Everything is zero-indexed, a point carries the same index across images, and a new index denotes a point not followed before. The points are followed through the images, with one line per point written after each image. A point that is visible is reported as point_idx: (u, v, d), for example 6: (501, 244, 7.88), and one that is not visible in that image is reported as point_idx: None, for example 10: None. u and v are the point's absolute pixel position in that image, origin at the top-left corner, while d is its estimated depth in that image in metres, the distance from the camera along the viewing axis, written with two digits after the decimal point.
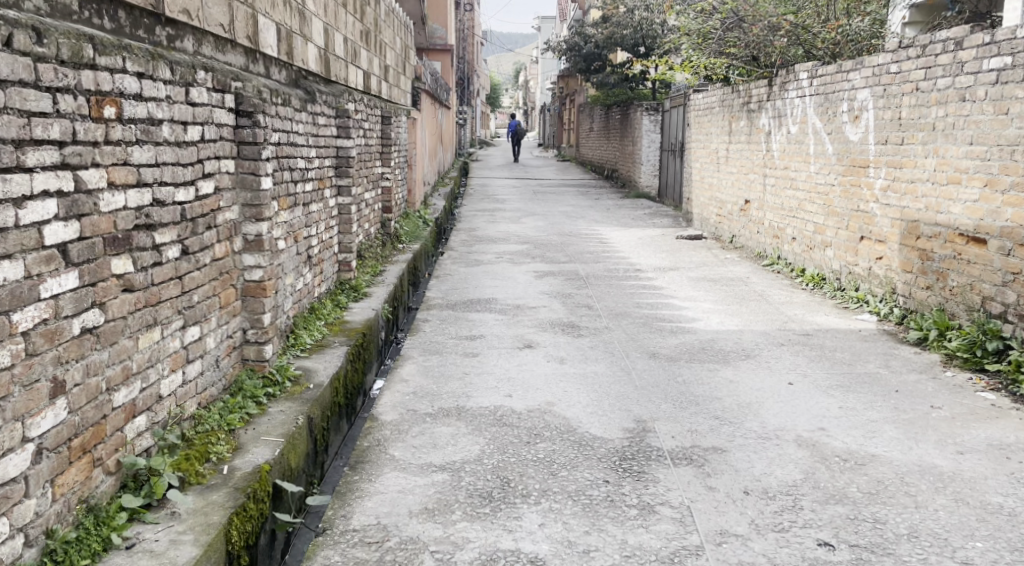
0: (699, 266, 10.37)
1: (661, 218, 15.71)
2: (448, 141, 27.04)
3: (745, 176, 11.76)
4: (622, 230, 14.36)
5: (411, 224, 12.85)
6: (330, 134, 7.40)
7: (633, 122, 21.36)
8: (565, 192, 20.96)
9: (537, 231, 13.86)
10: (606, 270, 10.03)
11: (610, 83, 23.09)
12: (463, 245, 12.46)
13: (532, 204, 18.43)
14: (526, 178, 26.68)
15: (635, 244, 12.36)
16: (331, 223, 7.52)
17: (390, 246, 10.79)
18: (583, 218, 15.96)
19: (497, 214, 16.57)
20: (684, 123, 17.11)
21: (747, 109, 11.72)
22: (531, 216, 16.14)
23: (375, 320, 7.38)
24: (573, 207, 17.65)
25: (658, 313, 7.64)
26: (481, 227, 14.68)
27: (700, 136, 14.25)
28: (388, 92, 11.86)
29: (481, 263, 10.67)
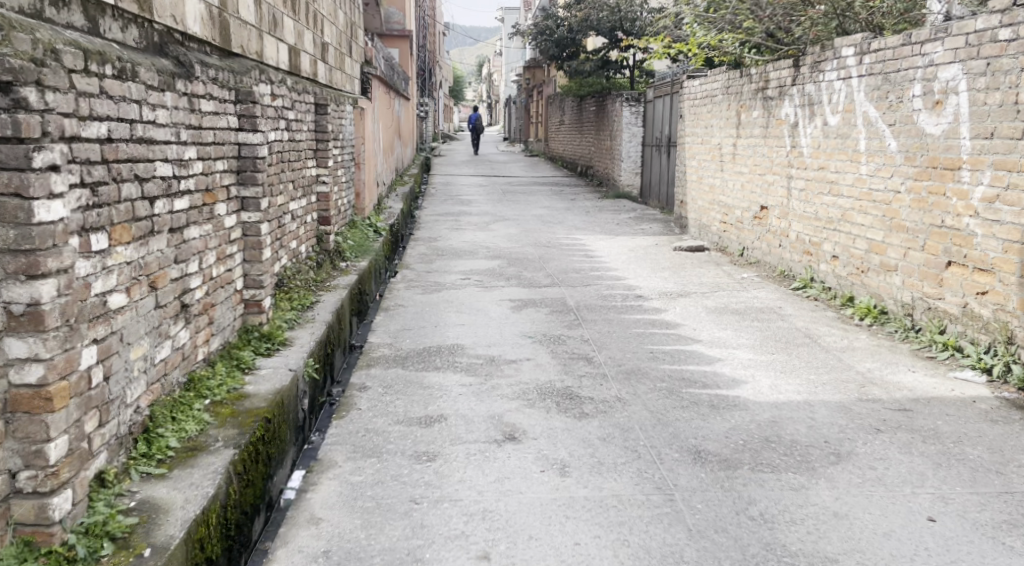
0: (715, 290, 8.34)
1: (650, 224, 13.67)
2: (407, 135, 24.88)
3: (759, 177, 9.74)
4: (607, 239, 12.30)
5: (358, 236, 10.69)
6: (222, 125, 5.23)
7: (611, 115, 19.26)
8: (536, 193, 18.87)
9: (508, 243, 11.76)
10: (599, 299, 7.99)
11: (585, 70, 20.96)
12: (421, 261, 10.35)
13: (502, 207, 16.34)
14: (492, 175, 24.53)
15: (628, 258, 10.33)
16: (227, 251, 5.37)
17: (329, 269, 8.63)
18: (560, 224, 13.88)
19: (461, 219, 14.45)
20: (675, 114, 15.08)
21: (762, 96, 9.69)
22: (500, 222, 14.03)
23: (291, 388, 5.24)
24: (547, 211, 15.56)
25: (682, 372, 5.60)
26: (442, 237, 12.55)
27: (698, 130, 12.20)
28: (326, 75, 9.69)
29: (443, 289, 8.57)
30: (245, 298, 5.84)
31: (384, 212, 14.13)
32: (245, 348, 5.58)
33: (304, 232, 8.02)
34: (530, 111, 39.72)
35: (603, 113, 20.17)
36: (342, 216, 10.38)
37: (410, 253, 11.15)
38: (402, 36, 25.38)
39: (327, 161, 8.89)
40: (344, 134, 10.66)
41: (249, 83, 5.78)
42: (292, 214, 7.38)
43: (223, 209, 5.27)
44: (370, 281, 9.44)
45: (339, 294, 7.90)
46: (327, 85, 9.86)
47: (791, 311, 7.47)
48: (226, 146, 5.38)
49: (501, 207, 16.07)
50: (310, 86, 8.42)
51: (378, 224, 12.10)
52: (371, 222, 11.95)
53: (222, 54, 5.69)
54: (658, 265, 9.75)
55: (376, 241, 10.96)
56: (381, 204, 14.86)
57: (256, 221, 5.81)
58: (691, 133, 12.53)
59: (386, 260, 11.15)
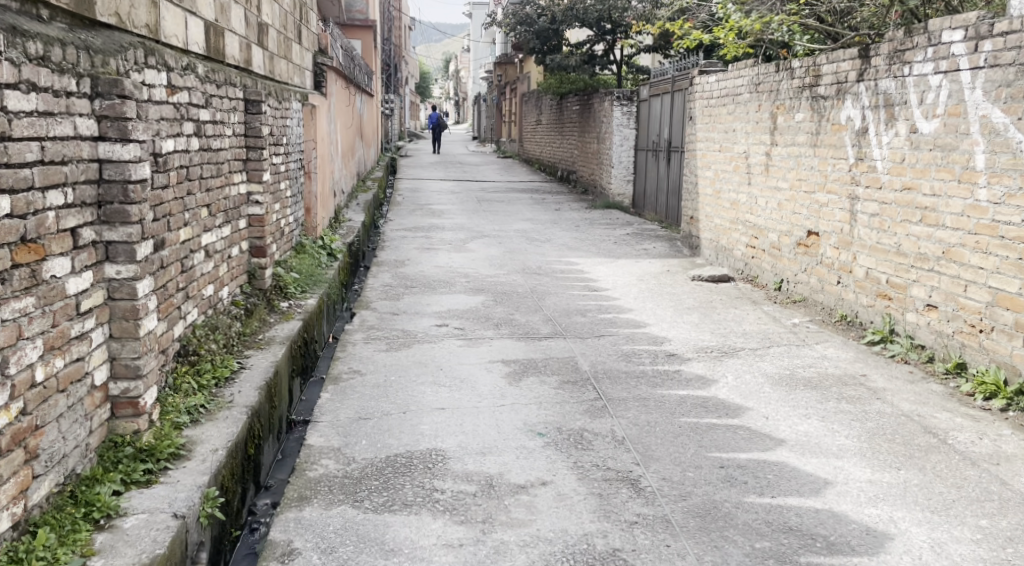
0: (767, 344, 6.46)
1: (653, 243, 11.76)
2: (371, 135, 22.88)
3: (806, 194, 7.87)
4: (607, 264, 10.40)
5: (307, 264, 8.70)
6: (55, 135, 3.37)
7: (599, 116, 17.31)
8: (515, 203, 16.93)
9: (490, 270, 9.82)
10: (619, 361, 6.09)
11: (570, 65, 18.72)
12: (385, 296, 8.38)
13: (479, 220, 14.39)
14: (464, 179, 22.53)
15: (641, 292, 8.45)
16: (68, 333, 3.43)
17: (261, 321, 6.64)
18: (548, 243, 11.94)
19: (433, 237, 12.48)
20: (679, 114, 13.17)
21: (810, 96, 7.81)
22: (478, 240, 12.07)
23: (171, 556, 3.27)
24: (531, 226, 13.61)
25: (781, 510, 3.71)
26: (411, 261, 10.58)
27: (714, 136, 10.32)
28: (262, 64, 7.69)
29: (413, 342, 6.61)
30: (110, 393, 3.85)
31: (341, 232, 12.14)
32: (106, 481, 3.60)
33: (224, 273, 6.03)
34: (502, 109, 37.69)
35: (589, 113, 18.21)
36: (284, 244, 8.40)
37: (373, 283, 9.18)
38: (365, 27, 23.48)
39: (260, 170, 6.88)
40: (289, 139, 8.67)
41: (121, 66, 3.86)
42: (201, 251, 5.38)
43: (57, 268, 3.35)
44: (315, 329, 7.47)
45: (273, 356, 5.92)
46: (264, 77, 7.85)
47: (880, 379, 5.60)
48: (69, 166, 3.47)
49: (477, 221, 14.11)
50: (235, 74, 6.40)
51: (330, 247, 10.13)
52: (321, 245, 9.98)
53: (81, 22, 3.79)
54: (681, 304, 7.86)
55: (328, 271, 8.96)
56: (339, 221, 12.89)
57: (129, 277, 3.82)
58: (705, 137, 10.62)
59: (339, 294, 9.16)
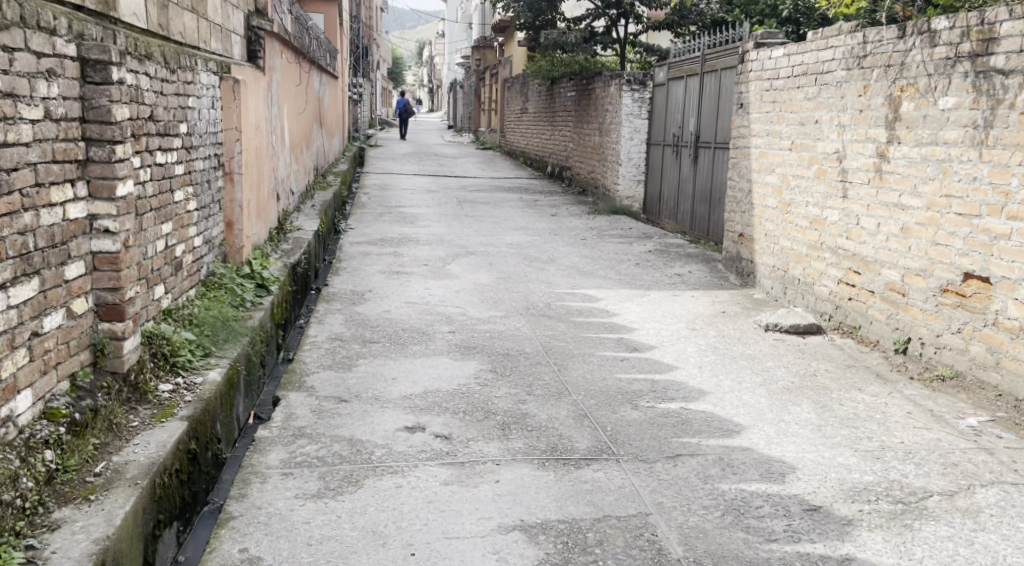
0: (957, 478, 3.86)
1: (689, 266, 9.17)
2: (334, 127, 20.24)
3: (957, 217, 5.29)
4: (636, 299, 7.79)
5: (209, 318, 6.04)
6: None
7: (602, 103, 14.69)
8: (503, 209, 14.30)
9: (481, 312, 7.19)
10: (727, 524, 3.48)
11: (568, 43, 15.94)
12: (330, 362, 5.72)
13: (459, 231, 11.74)
14: (441, 175, 19.82)
15: (700, 357, 5.83)
16: None
17: (94, 439, 3.93)
18: (550, 265, 9.32)
19: (403, 256, 9.82)
20: (713, 101, 10.56)
21: (970, 71, 5.16)
22: (461, 261, 9.42)
23: None
24: (525, 241, 10.99)
25: None
26: (372, 295, 7.92)
27: (781, 130, 7.66)
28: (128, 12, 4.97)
29: (368, 472, 3.95)
30: None
31: (278, 253, 9.45)
32: None
33: (12, 372, 3.52)
34: (481, 97, 34.95)
35: (589, 101, 15.59)
36: (169, 289, 5.71)
37: (316, 335, 6.50)
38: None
39: (107, 175, 4.20)
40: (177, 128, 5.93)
41: None
42: None
43: None
44: (208, 431, 4.79)
45: (92, 530, 3.34)
46: (127, 29, 5.12)
47: None
48: None
49: (458, 234, 11.46)
50: (48, 13, 3.76)
51: (255, 283, 7.45)
52: (241, 279, 7.29)
53: None
54: (772, 381, 5.24)
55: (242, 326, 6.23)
56: (278, 236, 10.19)
57: None
58: (766, 130, 7.99)
59: (261, 354, 6.49)
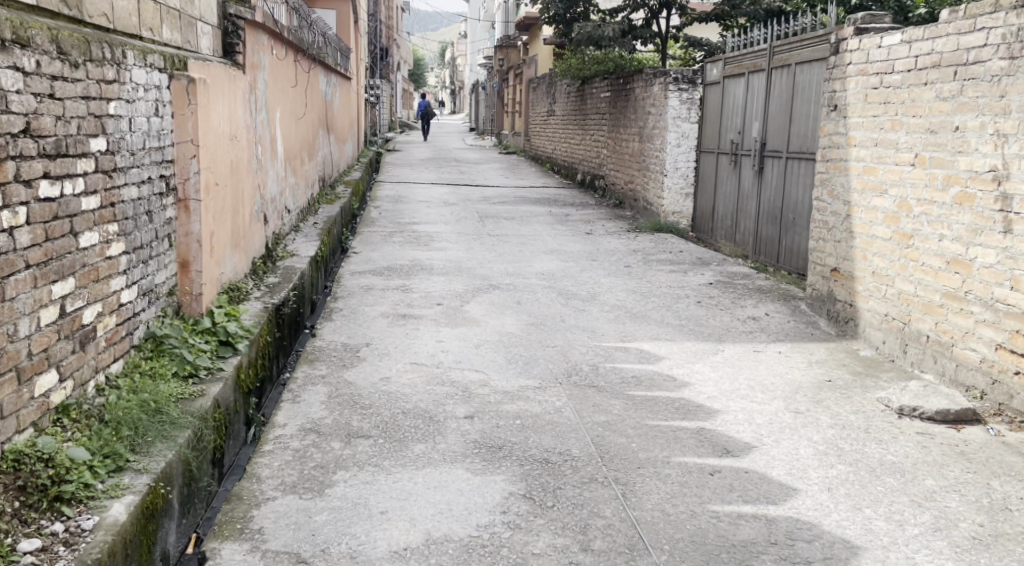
0: None
1: (764, 306, 7.44)
2: (346, 133, 18.61)
3: None
4: (708, 356, 6.07)
5: (133, 408, 4.38)
6: None
7: (643, 104, 13.01)
8: (531, 227, 12.63)
9: (509, 381, 5.52)
10: None
11: (605, 36, 13.78)
12: (291, 480, 4.03)
13: (482, 257, 10.07)
14: (461, 184, 18.19)
15: (823, 466, 4.11)
16: None
17: None
18: (591, 305, 7.64)
19: (413, 292, 8.16)
20: (785, 101, 8.80)
21: None
22: (483, 301, 7.73)
23: None
24: (559, 270, 9.31)
25: None
26: (370, 351, 6.25)
27: (895, 139, 5.88)
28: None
29: None
30: None
31: (258, 291, 7.78)
32: None
33: None
34: (504, 98, 33.31)
35: (628, 101, 13.89)
36: (68, 376, 4.07)
37: (287, 422, 4.84)
38: None
39: None
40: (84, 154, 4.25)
41: None
42: None
43: None
44: None
45: None
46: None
47: None
48: None
49: (479, 261, 9.80)
50: None
51: (214, 343, 5.77)
52: (194, 338, 5.62)
53: None
54: (947, 522, 3.59)
55: (177, 416, 4.53)
56: (262, 268, 8.53)
57: None
58: (873, 139, 6.16)
59: (212, 448, 4.83)
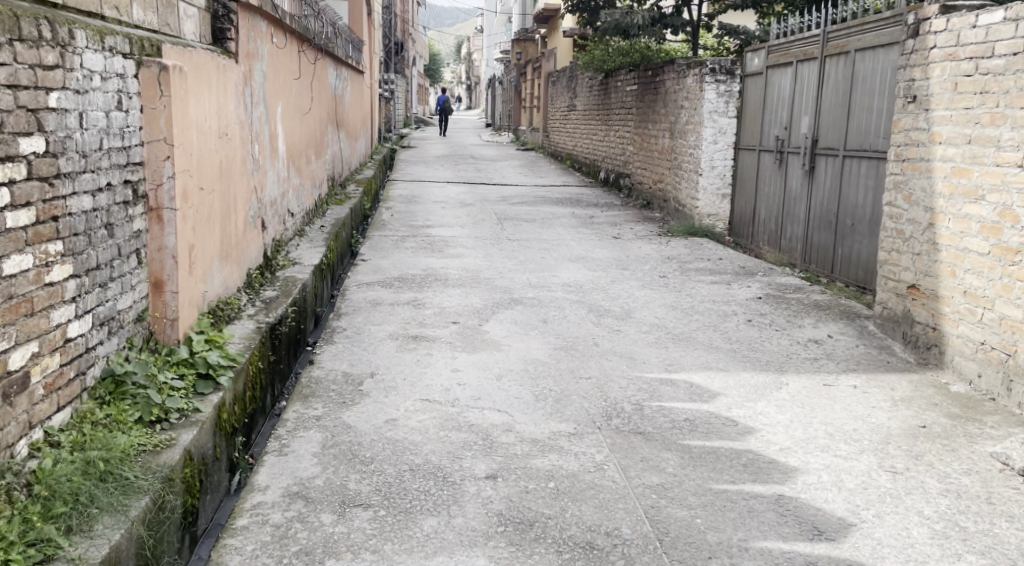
0: None
1: (824, 326, 6.52)
2: (358, 129, 17.78)
3: None
4: (770, 391, 5.17)
5: (73, 477, 3.53)
6: None
7: (675, 97, 12.12)
8: (553, 230, 11.74)
9: (537, 425, 4.63)
10: None
11: (635, 25, 12.87)
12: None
13: (502, 266, 9.20)
14: (478, 182, 17.35)
15: (948, 557, 3.37)
16: None
17: None
18: (626, 325, 6.74)
19: (426, 308, 7.29)
20: (842, 91, 7.94)
21: None
22: (504, 320, 6.87)
23: None
24: (587, 281, 8.42)
25: None
26: (374, 384, 5.37)
27: (993, 135, 5.02)
28: None
29: None
30: None
31: (252, 308, 6.90)
32: None
33: None
34: (522, 93, 32.46)
35: (661, 96, 13.00)
36: None
37: (270, 484, 3.97)
38: None
39: None
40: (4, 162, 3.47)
41: None
42: None
43: None
44: None
45: None
46: None
47: None
48: None
49: (499, 270, 8.91)
50: None
51: (189, 380, 4.89)
52: (165, 374, 4.75)
53: None
54: None
55: (136, 481, 3.72)
56: (258, 280, 7.65)
57: None
58: (965, 136, 5.27)
59: (179, 517, 3.97)
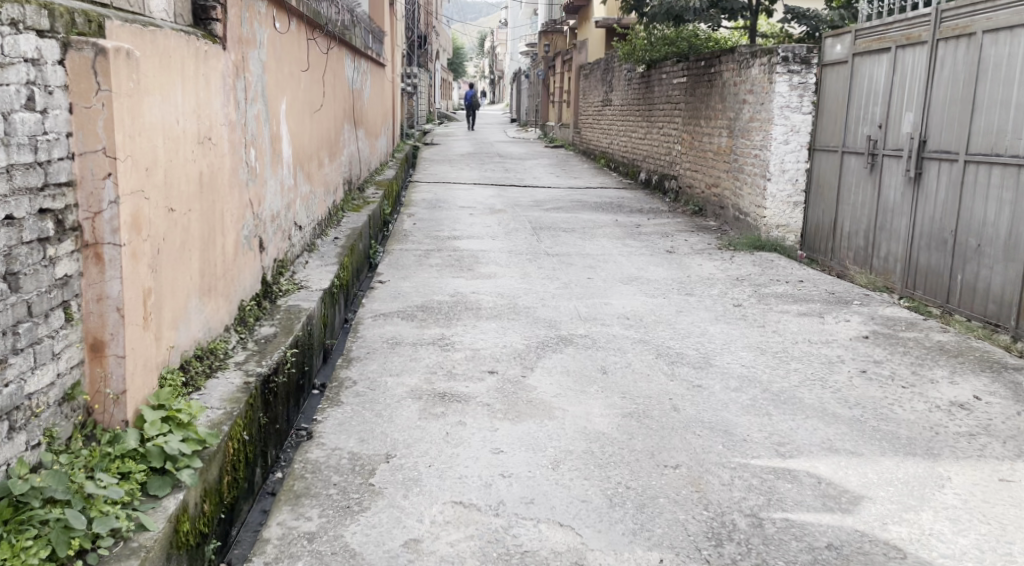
0: None
1: (965, 385, 5.13)
2: (378, 127, 16.50)
3: None
4: (931, 493, 3.81)
5: None
6: None
7: (736, 93, 10.79)
8: (597, 242, 10.39)
9: (618, 557, 3.36)
10: None
11: (691, 8, 11.48)
12: None
13: (544, 289, 7.88)
14: (508, 184, 16.04)
15: None
16: None
17: None
18: (708, 376, 5.38)
19: (455, 351, 5.92)
20: (963, 83, 6.63)
21: None
22: (555, 369, 5.55)
23: None
24: (647, 311, 7.08)
25: None
26: (389, 476, 4.02)
27: None
28: None
29: None
30: None
31: (241, 354, 5.51)
32: None
33: None
34: (550, 88, 31.15)
35: (718, 90, 11.65)
36: None
37: None
38: None
39: None
40: None
41: None
42: None
43: None
44: None
45: None
46: None
47: None
48: None
49: (540, 295, 7.58)
50: None
51: (135, 479, 3.55)
52: (100, 478, 3.40)
53: None
54: None
55: None
56: (254, 314, 6.27)
57: None
58: None
59: None
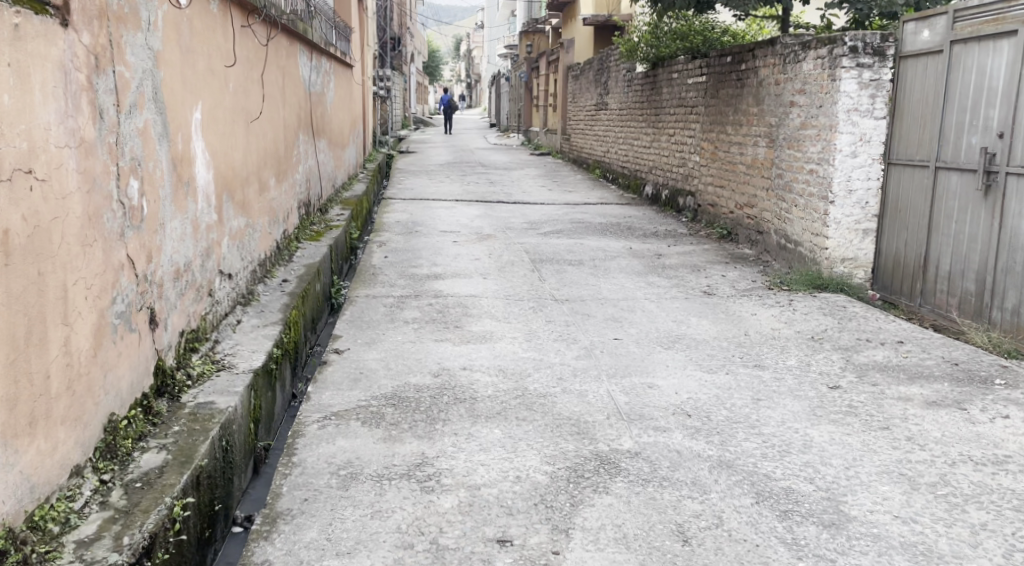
0: None
1: None
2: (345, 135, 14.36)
3: None
4: None
5: None
6: None
7: (781, 95, 8.79)
8: (614, 279, 8.34)
9: None
10: None
11: None
12: None
13: (560, 359, 5.81)
14: (495, 200, 13.98)
15: None
16: None
17: None
18: (855, 550, 3.42)
19: (442, 496, 3.77)
20: None
21: None
22: (605, 529, 3.54)
23: None
24: (712, 399, 5.03)
25: None
26: None
27: None
28: None
29: None
30: None
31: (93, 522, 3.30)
32: None
33: None
34: (533, 91, 29.18)
35: (751, 90, 9.60)
36: None
37: None
38: None
39: None
40: None
41: None
42: None
43: None
44: None
45: None
46: None
47: None
48: None
49: (556, 371, 5.51)
50: None
51: None
52: None
53: None
54: None
55: None
56: (135, 431, 4.03)
57: None
58: None
59: None
